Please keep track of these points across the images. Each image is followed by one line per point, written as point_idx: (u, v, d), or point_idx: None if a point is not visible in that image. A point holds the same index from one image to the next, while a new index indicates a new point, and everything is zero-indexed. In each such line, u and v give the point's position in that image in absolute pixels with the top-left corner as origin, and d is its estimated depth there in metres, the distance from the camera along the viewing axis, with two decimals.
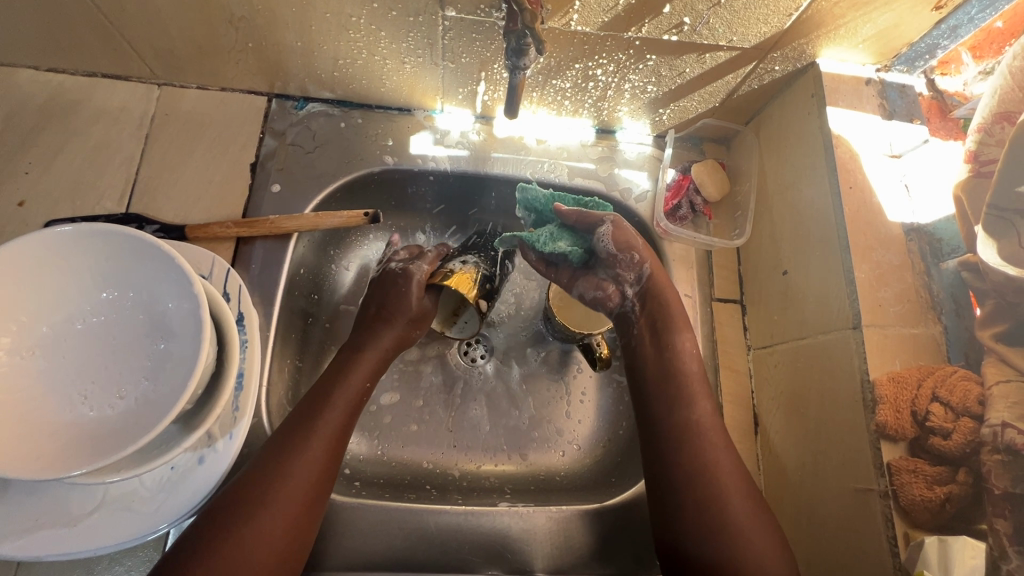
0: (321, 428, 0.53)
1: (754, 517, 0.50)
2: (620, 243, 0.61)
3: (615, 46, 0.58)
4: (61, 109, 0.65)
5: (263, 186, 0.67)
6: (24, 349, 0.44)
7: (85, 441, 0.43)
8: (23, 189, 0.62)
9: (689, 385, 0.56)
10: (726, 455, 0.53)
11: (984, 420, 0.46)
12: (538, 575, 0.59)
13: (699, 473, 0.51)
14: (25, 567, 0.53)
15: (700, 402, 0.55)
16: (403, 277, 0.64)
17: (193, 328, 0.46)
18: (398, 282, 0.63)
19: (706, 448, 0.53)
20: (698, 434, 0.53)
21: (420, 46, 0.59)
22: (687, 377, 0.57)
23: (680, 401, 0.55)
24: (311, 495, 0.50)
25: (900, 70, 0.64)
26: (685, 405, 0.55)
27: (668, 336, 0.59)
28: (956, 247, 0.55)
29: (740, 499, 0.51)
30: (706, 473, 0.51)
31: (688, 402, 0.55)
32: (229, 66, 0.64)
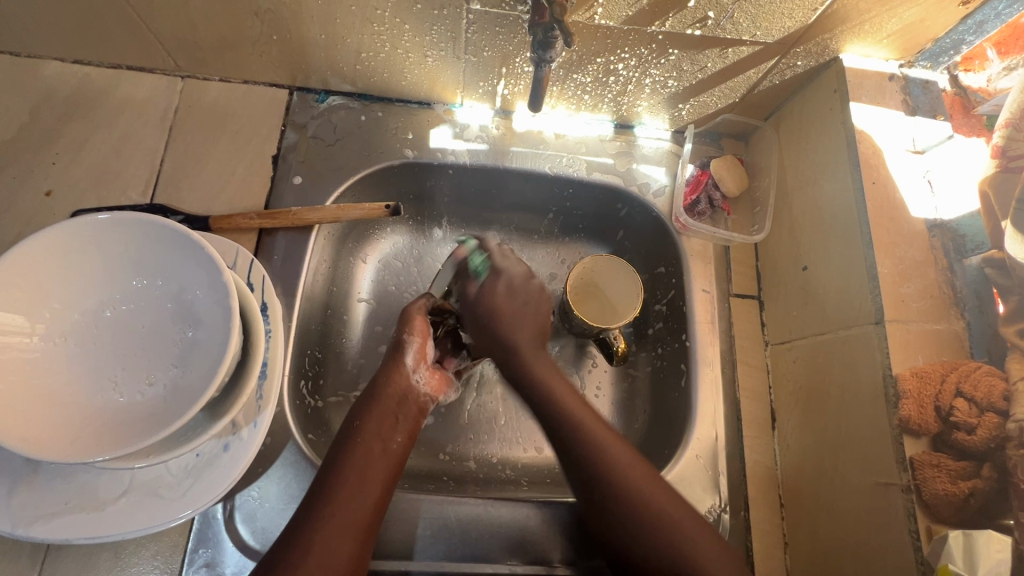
0: (338, 489, 0.49)
1: (684, 505, 0.49)
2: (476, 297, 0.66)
3: (637, 41, 0.58)
4: (86, 100, 0.66)
5: (284, 177, 0.67)
6: (57, 335, 0.45)
7: (116, 426, 0.43)
8: (50, 179, 0.63)
9: (569, 399, 0.56)
10: (613, 440, 0.53)
11: (1009, 415, 0.47)
12: (556, 565, 0.59)
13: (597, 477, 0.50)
14: (54, 551, 0.54)
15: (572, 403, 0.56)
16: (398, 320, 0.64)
17: (221, 316, 0.47)
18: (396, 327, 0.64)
19: (592, 441, 0.52)
20: (588, 439, 0.52)
21: (443, 40, 0.60)
22: (562, 400, 0.56)
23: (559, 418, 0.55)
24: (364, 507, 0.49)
25: (923, 66, 0.63)
26: (573, 419, 0.54)
27: (549, 384, 0.57)
28: (981, 243, 0.55)
29: (652, 484, 0.50)
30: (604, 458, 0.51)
31: (568, 415, 0.54)
32: (253, 59, 0.65)
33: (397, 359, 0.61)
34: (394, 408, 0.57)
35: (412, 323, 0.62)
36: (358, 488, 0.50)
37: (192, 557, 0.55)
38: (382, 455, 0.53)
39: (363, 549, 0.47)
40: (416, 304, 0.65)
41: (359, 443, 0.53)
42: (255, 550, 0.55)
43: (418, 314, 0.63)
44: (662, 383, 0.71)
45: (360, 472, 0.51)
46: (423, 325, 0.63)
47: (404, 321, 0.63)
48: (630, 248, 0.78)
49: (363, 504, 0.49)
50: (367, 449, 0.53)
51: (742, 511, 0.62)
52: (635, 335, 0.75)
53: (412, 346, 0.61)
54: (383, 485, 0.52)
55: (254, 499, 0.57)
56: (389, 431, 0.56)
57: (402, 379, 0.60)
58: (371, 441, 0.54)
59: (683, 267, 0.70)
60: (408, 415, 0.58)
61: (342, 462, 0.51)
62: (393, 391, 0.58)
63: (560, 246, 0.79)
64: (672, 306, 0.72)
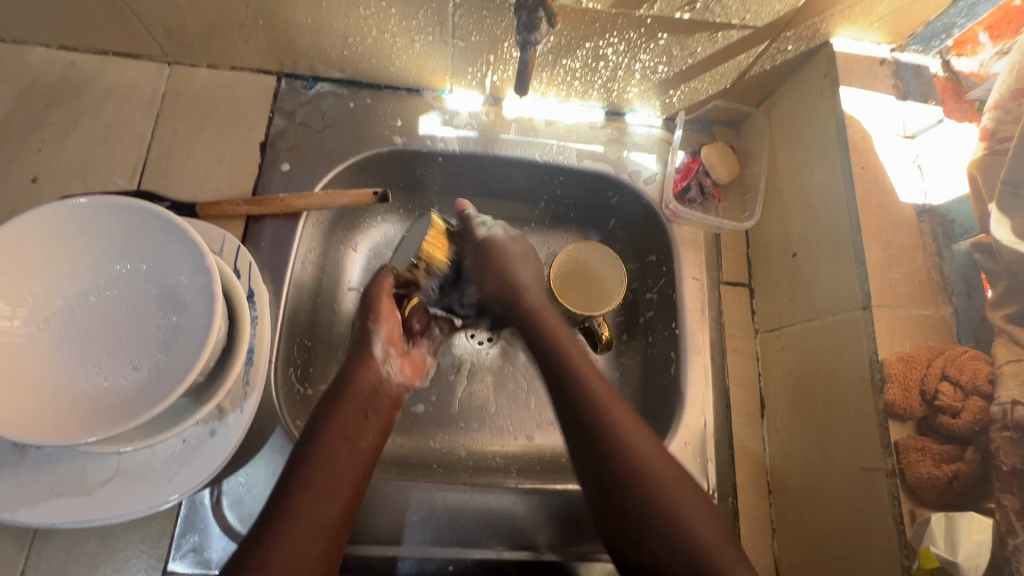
0: (301, 495, 0.46)
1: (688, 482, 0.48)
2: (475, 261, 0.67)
3: (626, 25, 0.57)
4: (73, 86, 0.65)
5: (272, 165, 0.67)
6: (41, 319, 0.45)
7: (101, 410, 0.43)
8: (37, 165, 0.62)
9: (606, 402, 0.51)
10: (662, 456, 0.48)
11: (994, 398, 0.47)
12: (544, 550, 0.59)
13: (629, 487, 0.46)
14: (42, 535, 0.54)
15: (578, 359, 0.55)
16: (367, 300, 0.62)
17: (206, 300, 0.46)
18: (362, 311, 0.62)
19: (634, 452, 0.48)
20: (631, 459, 0.47)
21: (430, 24, 0.59)
22: (618, 426, 0.49)
23: (594, 419, 0.50)
24: (333, 520, 0.46)
25: (915, 49, 0.63)
26: (615, 430, 0.49)
27: (572, 360, 0.55)
28: (969, 227, 0.54)
29: (688, 492, 0.47)
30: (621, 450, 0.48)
31: (611, 429, 0.49)
32: (240, 44, 0.64)
33: (365, 353, 0.59)
34: (364, 403, 0.55)
35: (380, 310, 0.61)
36: (326, 491, 0.47)
37: (179, 542, 0.55)
38: (351, 456, 0.51)
39: (331, 554, 0.45)
40: (379, 284, 0.63)
41: (327, 443, 0.50)
42: (242, 535, 0.56)
43: (383, 297, 0.61)
44: (652, 371, 0.70)
45: (328, 475, 0.48)
46: (389, 307, 0.62)
47: (369, 308, 0.60)
48: (621, 237, 0.77)
49: (332, 508, 0.47)
50: (335, 448, 0.50)
51: (730, 497, 0.62)
52: (625, 324, 0.75)
53: (382, 335, 0.60)
54: (352, 488, 0.49)
55: (242, 485, 0.57)
56: (359, 430, 0.53)
57: (373, 371, 0.58)
58: (341, 440, 0.51)
59: (673, 255, 0.70)
60: (376, 410, 0.56)
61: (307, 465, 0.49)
62: (362, 386, 0.56)
63: (551, 234, 0.79)
64: (663, 294, 0.72)
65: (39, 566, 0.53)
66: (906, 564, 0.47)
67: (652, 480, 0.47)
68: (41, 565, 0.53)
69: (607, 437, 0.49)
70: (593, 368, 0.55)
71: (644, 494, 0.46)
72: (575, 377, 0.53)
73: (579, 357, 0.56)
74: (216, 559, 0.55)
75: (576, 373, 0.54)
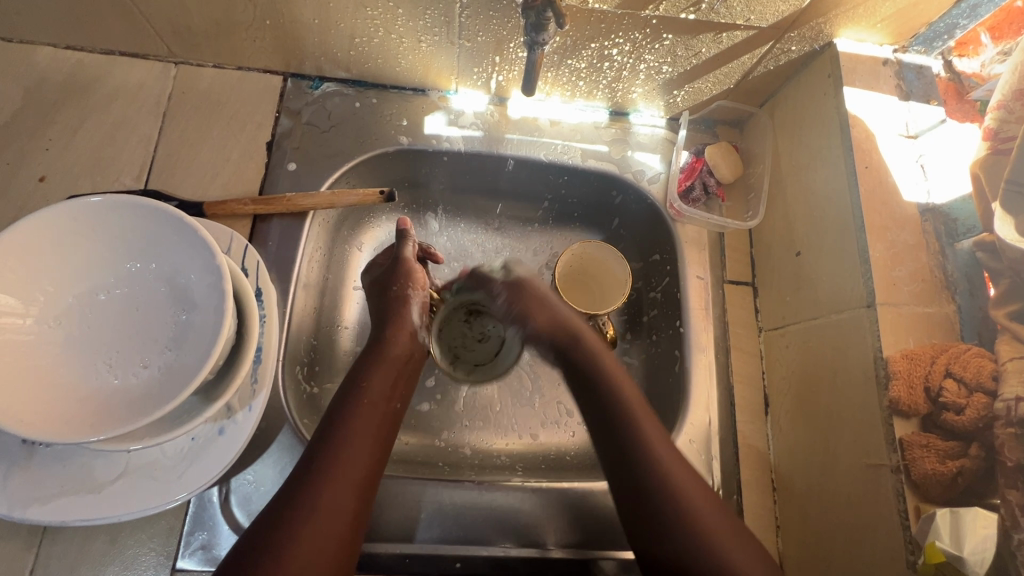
0: (339, 449, 0.49)
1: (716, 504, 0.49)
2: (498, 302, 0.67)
3: (632, 25, 0.58)
4: (80, 86, 0.65)
5: (279, 164, 0.67)
6: (51, 318, 0.45)
7: (112, 408, 0.44)
8: (44, 164, 0.63)
9: (637, 412, 0.53)
10: (690, 473, 0.50)
11: (998, 395, 0.47)
12: (550, 547, 0.60)
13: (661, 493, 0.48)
14: (52, 532, 0.54)
15: (610, 373, 0.57)
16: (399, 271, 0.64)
17: (215, 299, 0.47)
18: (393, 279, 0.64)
19: (665, 464, 0.50)
20: (660, 466, 0.50)
21: (437, 24, 0.60)
22: (651, 444, 0.51)
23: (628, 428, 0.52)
24: (367, 476, 0.49)
25: (917, 51, 0.64)
26: (650, 449, 0.51)
27: (600, 362, 0.57)
28: (973, 226, 0.55)
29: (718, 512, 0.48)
30: (655, 466, 0.50)
31: (642, 436, 0.52)
32: (246, 44, 0.64)
33: (402, 318, 0.61)
34: (399, 367, 0.58)
35: (416, 280, 0.63)
36: (362, 447, 0.50)
37: (188, 540, 0.55)
38: (384, 414, 0.53)
39: (363, 509, 0.48)
40: (410, 253, 0.65)
41: (364, 400, 0.53)
42: None
43: (418, 270, 0.64)
44: (656, 370, 0.71)
45: (365, 431, 0.51)
46: (422, 279, 0.65)
47: (404, 277, 0.63)
48: (625, 236, 0.78)
49: (367, 465, 0.49)
50: (372, 405, 0.53)
51: (735, 494, 0.63)
52: (629, 322, 0.75)
53: (418, 304, 0.63)
54: (383, 445, 0.52)
55: (250, 483, 0.57)
56: (392, 392, 0.55)
57: (408, 333, 0.60)
58: (377, 399, 0.53)
59: (677, 255, 0.70)
60: (407, 373, 0.59)
61: (345, 418, 0.51)
62: (399, 347, 0.59)
63: (555, 233, 0.79)
64: (666, 293, 0.72)
65: (48, 564, 0.53)
66: (911, 560, 0.47)
67: (682, 498, 0.48)
68: (50, 563, 0.53)
69: (638, 449, 0.51)
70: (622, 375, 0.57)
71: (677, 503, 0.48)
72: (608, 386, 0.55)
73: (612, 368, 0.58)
74: (225, 556, 0.55)
75: (609, 384, 0.56)
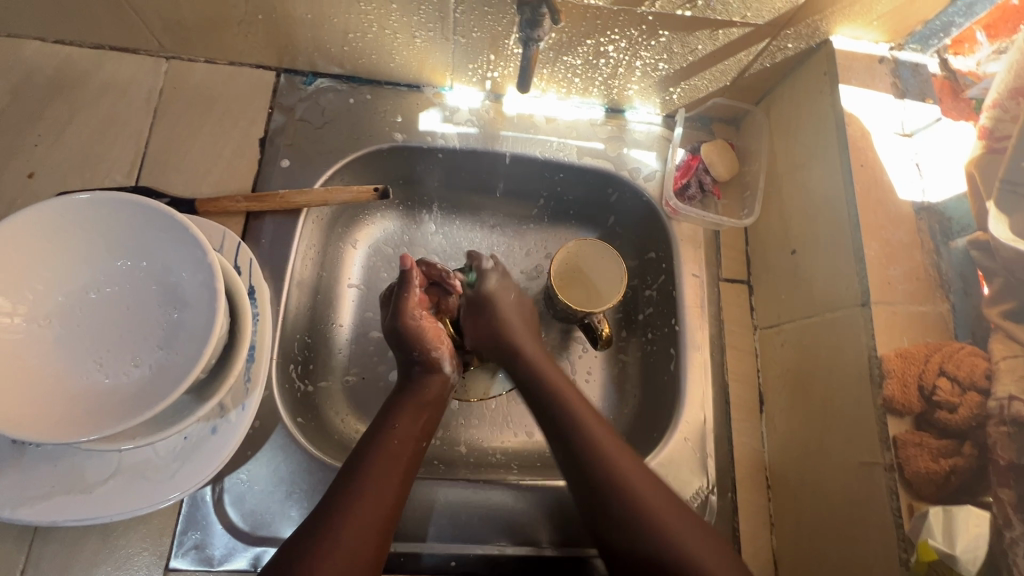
0: (364, 486, 0.51)
1: (670, 497, 0.52)
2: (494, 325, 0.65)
3: (628, 22, 0.57)
4: (70, 81, 0.65)
5: (272, 161, 0.67)
6: (41, 316, 0.44)
7: (102, 408, 0.43)
8: (33, 160, 0.62)
9: (582, 410, 0.57)
10: (643, 471, 0.53)
11: (991, 394, 0.47)
12: (545, 545, 0.60)
13: (609, 486, 0.52)
14: (43, 532, 0.54)
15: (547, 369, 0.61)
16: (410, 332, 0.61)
17: (207, 298, 0.46)
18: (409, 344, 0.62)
19: (619, 471, 0.52)
20: (615, 468, 0.53)
21: (432, 20, 0.59)
22: (589, 429, 0.55)
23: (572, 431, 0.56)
24: (391, 511, 0.51)
25: (912, 49, 0.64)
26: (594, 441, 0.54)
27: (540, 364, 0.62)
28: (966, 225, 0.55)
29: (684, 515, 0.50)
30: (603, 463, 0.53)
31: (586, 435, 0.55)
32: (239, 39, 0.64)
33: (432, 368, 0.62)
34: (429, 405, 0.60)
35: (433, 338, 0.62)
36: (387, 485, 0.52)
37: (181, 539, 0.55)
38: (411, 453, 0.55)
39: (383, 543, 0.49)
40: (408, 311, 0.62)
41: (392, 440, 0.55)
42: (244, 531, 0.56)
43: (429, 328, 0.62)
44: (651, 367, 0.71)
45: (391, 470, 0.53)
46: (437, 333, 0.63)
47: (422, 340, 0.61)
48: (621, 234, 0.78)
49: (390, 503, 0.51)
50: (401, 444, 0.55)
51: (729, 492, 0.63)
52: (624, 320, 0.75)
53: (447, 358, 0.63)
54: (408, 483, 0.54)
55: (243, 482, 0.57)
56: (419, 430, 0.57)
57: (438, 381, 0.61)
58: (403, 438, 0.56)
59: (673, 253, 0.70)
60: (439, 408, 0.61)
61: (373, 456, 0.53)
62: (432, 390, 0.61)
63: (550, 231, 0.79)
64: (662, 291, 0.72)
65: (39, 565, 0.53)
66: (904, 557, 0.47)
67: (630, 488, 0.51)
68: (41, 564, 0.53)
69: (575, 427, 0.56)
70: (574, 390, 0.60)
71: (619, 496, 0.51)
72: (553, 392, 0.59)
73: (559, 380, 0.60)
74: (219, 555, 0.55)
75: (556, 398, 0.58)
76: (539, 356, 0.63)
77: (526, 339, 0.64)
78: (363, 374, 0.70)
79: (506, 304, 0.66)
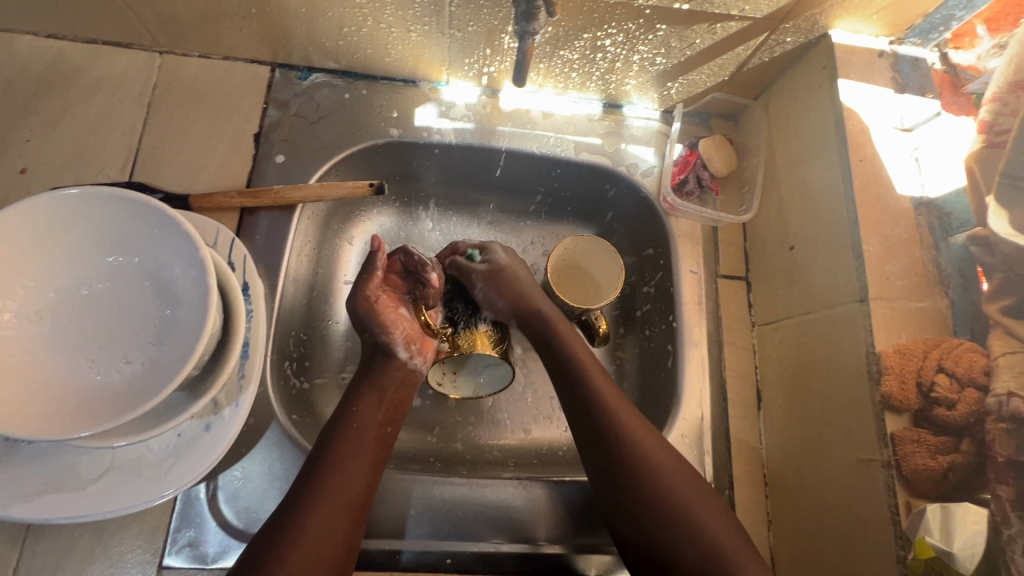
0: (330, 471, 0.51)
1: (684, 470, 0.53)
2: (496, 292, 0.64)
3: (625, 16, 0.57)
4: (62, 76, 0.64)
5: (267, 156, 0.66)
6: (32, 312, 0.44)
7: (94, 405, 0.43)
8: (26, 156, 0.61)
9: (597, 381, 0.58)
10: (658, 444, 0.54)
11: (989, 390, 0.47)
12: (541, 543, 0.59)
13: (618, 448, 0.53)
14: (36, 529, 0.54)
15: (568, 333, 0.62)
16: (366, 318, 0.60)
17: (199, 294, 0.46)
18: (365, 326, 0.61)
19: (628, 431, 0.54)
20: (624, 430, 0.54)
21: (427, 14, 0.58)
22: (598, 389, 0.57)
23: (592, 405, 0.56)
24: (360, 499, 0.51)
25: (912, 43, 0.63)
26: (603, 401, 0.56)
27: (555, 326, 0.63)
28: (966, 221, 0.54)
29: (704, 497, 0.51)
30: (613, 423, 0.54)
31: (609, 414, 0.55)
32: (233, 34, 0.63)
33: (386, 356, 0.60)
34: (390, 392, 0.59)
35: (385, 320, 0.60)
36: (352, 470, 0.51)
37: (175, 537, 0.55)
38: (375, 441, 0.55)
39: (356, 527, 0.50)
40: (366, 294, 0.60)
41: (353, 426, 0.55)
42: (238, 529, 0.55)
43: (385, 310, 0.61)
44: (649, 364, 0.71)
45: (354, 456, 0.52)
46: (393, 315, 0.61)
47: (376, 323, 0.60)
48: (618, 230, 0.77)
49: (360, 488, 0.51)
50: (363, 431, 0.55)
51: (726, 490, 0.62)
52: (622, 317, 0.75)
53: (400, 342, 0.60)
54: (376, 470, 0.54)
55: (237, 479, 0.57)
56: (382, 418, 0.57)
57: (398, 366, 0.60)
58: (364, 424, 0.55)
59: (671, 249, 0.70)
60: (399, 394, 0.59)
61: (336, 444, 0.53)
62: (393, 375, 0.60)
63: (547, 227, 0.79)
64: (660, 287, 0.71)
65: (32, 562, 0.53)
66: (901, 555, 0.47)
67: (637, 452, 0.53)
68: (34, 561, 0.53)
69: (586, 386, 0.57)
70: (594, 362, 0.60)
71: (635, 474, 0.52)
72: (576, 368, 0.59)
73: (581, 351, 0.61)
74: (212, 553, 0.55)
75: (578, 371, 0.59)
76: (562, 328, 0.63)
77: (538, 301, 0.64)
78: None
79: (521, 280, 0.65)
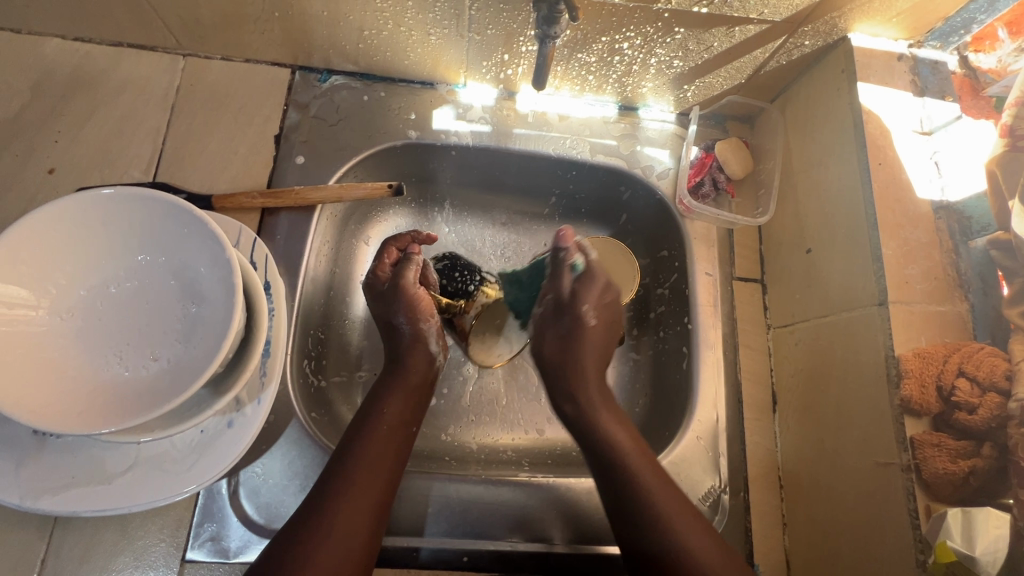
0: (355, 476, 0.50)
1: (681, 504, 0.52)
2: (582, 290, 0.61)
3: (644, 19, 0.57)
4: (88, 78, 0.65)
5: (287, 158, 0.67)
6: (63, 310, 0.45)
7: (123, 400, 0.43)
8: (54, 156, 0.63)
9: (605, 420, 0.57)
10: (651, 467, 0.54)
11: (1011, 395, 0.47)
12: (556, 543, 0.60)
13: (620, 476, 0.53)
14: (62, 522, 0.55)
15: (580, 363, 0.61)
16: (394, 290, 0.62)
17: (224, 292, 0.47)
18: (394, 303, 0.62)
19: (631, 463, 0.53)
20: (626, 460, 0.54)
21: (447, 17, 0.59)
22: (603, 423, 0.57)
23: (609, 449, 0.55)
24: (382, 498, 0.51)
25: (933, 46, 0.63)
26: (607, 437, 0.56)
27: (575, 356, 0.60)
28: (987, 225, 0.55)
29: (692, 520, 0.50)
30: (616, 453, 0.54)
31: (626, 461, 0.54)
32: (255, 37, 0.64)
33: (418, 347, 0.61)
34: (417, 390, 0.59)
35: (423, 309, 0.62)
36: (376, 474, 0.51)
37: (197, 531, 0.56)
38: (401, 437, 0.55)
39: (376, 529, 0.49)
40: (412, 280, 0.63)
41: (383, 424, 0.55)
42: (259, 524, 0.56)
43: (418, 297, 0.62)
44: (664, 365, 0.71)
45: (381, 458, 0.52)
46: (428, 305, 0.63)
47: (412, 310, 0.61)
48: (633, 232, 0.78)
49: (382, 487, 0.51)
50: (390, 426, 0.55)
51: (742, 491, 0.63)
52: (636, 318, 0.75)
53: (434, 332, 0.63)
54: (399, 468, 0.53)
55: (258, 475, 0.58)
56: (408, 418, 0.57)
57: (420, 355, 0.61)
58: (395, 423, 0.55)
59: (686, 251, 0.70)
60: (425, 393, 0.60)
61: (363, 445, 0.52)
62: (417, 368, 0.60)
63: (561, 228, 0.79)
64: (675, 290, 0.72)
65: (58, 554, 0.54)
66: (921, 559, 0.47)
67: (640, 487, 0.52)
68: (60, 553, 0.54)
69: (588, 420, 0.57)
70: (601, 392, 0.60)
71: (647, 508, 0.51)
72: (594, 422, 0.57)
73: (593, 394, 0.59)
74: (234, 548, 0.56)
75: (596, 424, 0.57)
76: (595, 398, 0.59)
77: (589, 379, 0.60)
78: (375, 370, 0.71)
79: (587, 331, 0.61)
